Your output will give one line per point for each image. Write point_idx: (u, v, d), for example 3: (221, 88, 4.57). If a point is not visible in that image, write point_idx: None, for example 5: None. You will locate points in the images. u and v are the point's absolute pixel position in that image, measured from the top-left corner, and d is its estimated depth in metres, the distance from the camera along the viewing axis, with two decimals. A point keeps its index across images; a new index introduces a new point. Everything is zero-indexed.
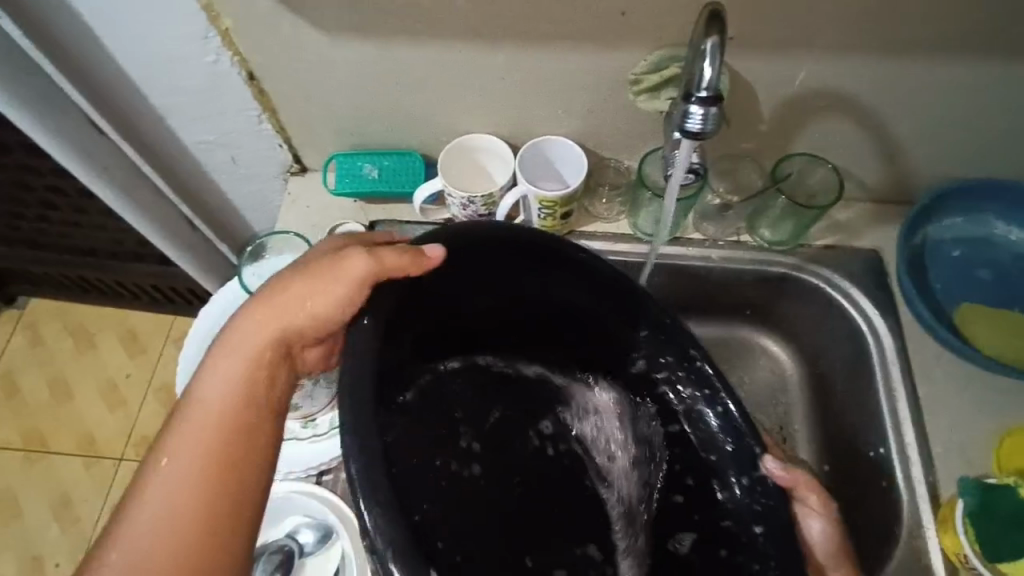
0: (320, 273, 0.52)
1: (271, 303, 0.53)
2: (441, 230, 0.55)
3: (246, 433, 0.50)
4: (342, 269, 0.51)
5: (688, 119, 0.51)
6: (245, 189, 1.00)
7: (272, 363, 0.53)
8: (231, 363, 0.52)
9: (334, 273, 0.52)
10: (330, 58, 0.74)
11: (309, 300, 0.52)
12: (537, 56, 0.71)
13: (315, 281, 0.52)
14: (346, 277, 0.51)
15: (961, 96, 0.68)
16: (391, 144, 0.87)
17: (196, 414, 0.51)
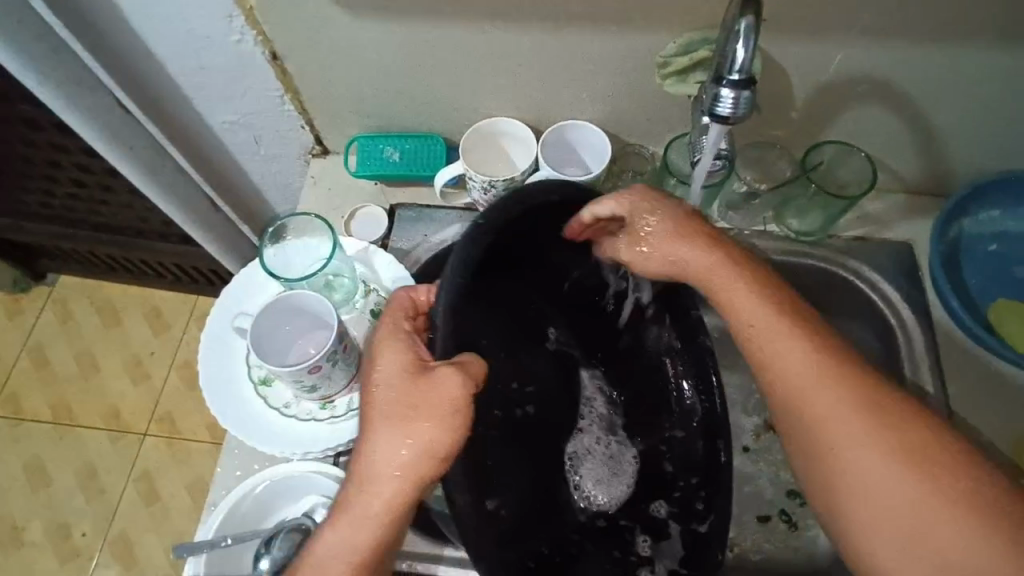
0: (436, 416, 0.48)
1: (394, 462, 0.49)
2: (488, 210, 0.51)
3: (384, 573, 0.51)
4: (449, 404, 0.48)
5: (719, 102, 0.49)
6: (267, 170, 1.00)
7: (404, 514, 0.50)
8: (358, 526, 0.49)
9: (433, 409, 0.48)
10: (354, 39, 0.74)
11: (431, 446, 0.48)
12: (563, 38, 0.69)
13: (431, 427, 0.48)
14: (456, 411, 0.48)
15: (1007, 85, 0.65)
16: (413, 127, 0.87)
17: None
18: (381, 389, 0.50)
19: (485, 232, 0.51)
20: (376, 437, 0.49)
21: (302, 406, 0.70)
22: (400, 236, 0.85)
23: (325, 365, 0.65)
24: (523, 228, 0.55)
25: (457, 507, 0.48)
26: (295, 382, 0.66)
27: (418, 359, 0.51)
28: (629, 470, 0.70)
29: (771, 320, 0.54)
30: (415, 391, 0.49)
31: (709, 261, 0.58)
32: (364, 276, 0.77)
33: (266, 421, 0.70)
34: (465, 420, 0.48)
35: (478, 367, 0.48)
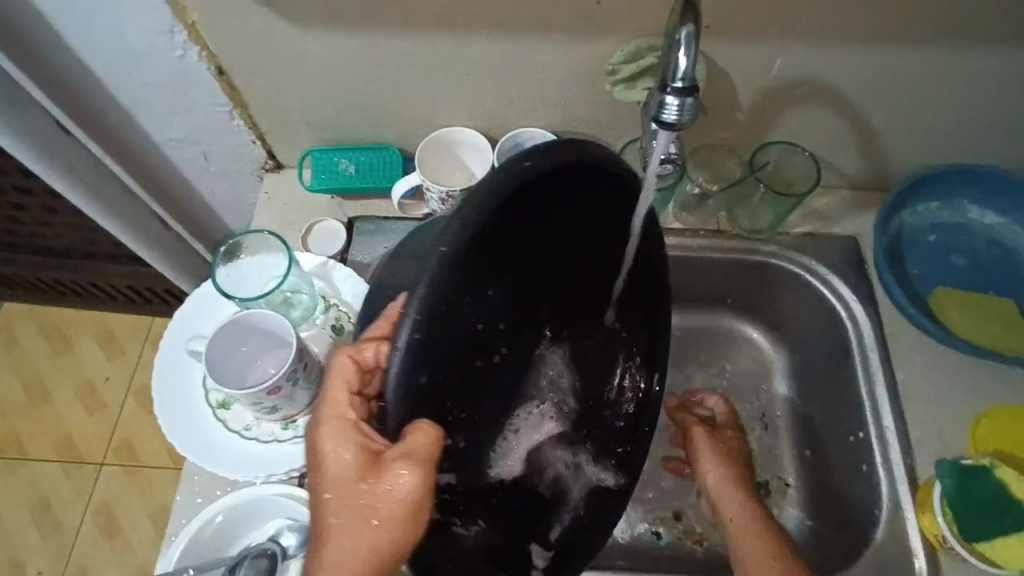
0: (393, 507, 0.48)
1: (359, 553, 0.49)
2: (512, 160, 0.46)
3: None
4: (406, 492, 0.48)
5: (664, 109, 0.50)
6: (218, 187, 0.98)
7: None
8: None
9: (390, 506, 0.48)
10: (303, 51, 0.73)
11: (391, 534, 0.49)
12: (513, 47, 0.70)
13: (392, 518, 0.48)
14: (414, 497, 0.48)
15: (936, 82, 0.69)
16: (368, 140, 0.86)
17: None
18: (338, 496, 0.50)
19: (487, 206, 0.45)
20: (338, 532, 0.49)
21: (264, 427, 0.69)
22: (359, 250, 0.84)
23: (285, 385, 0.64)
24: (521, 200, 0.50)
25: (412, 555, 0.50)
26: (254, 404, 0.64)
27: (372, 449, 0.50)
28: (568, 423, 0.73)
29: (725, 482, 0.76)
30: (371, 484, 0.49)
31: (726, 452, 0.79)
32: (323, 291, 0.76)
33: (228, 445, 0.68)
34: (423, 505, 0.49)
35: (432, 439, 0.47)
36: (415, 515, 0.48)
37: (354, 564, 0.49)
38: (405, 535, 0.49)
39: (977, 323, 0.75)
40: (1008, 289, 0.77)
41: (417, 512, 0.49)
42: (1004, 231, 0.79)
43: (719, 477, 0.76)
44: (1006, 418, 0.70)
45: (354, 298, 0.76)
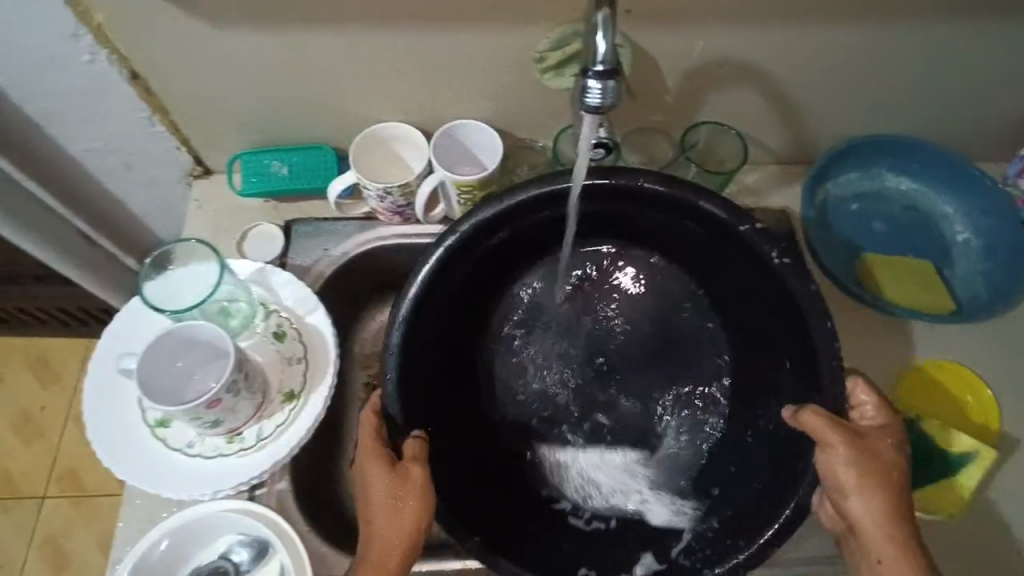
0: (400, 495, 0.56)
1: (384, 545, 0.56)
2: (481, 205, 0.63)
3: None
4: (414, 484, 0.57)
5: (587, 93, 0.51)
6: (145, 198, 0.93)
7: None
8: None
9: (400, 506, 0.56)
10: (220, 51, 0.70)
11: (399, 516, 0.56)
12: (438, 38, 0.69)
13: (401, 505, 0.56)
14: (418, 488, 0.57)
15: (846, 57, 0.72)
16: (300, 140, 0.84)
17: None
18: (367, 498, 0.58)
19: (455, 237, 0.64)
20: (370, 532, 0.57)
21: (207, 442, 0.66)
22: (299, 252, 0.82)
23: (225, 398, 0.62)
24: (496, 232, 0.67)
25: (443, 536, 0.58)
26: (194, 419, 0.62)
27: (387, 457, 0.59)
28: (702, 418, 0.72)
29: (885, 534, 0.55)
30: (387, 484, 0.57)
31: (883, 512, 0.55)
32: (262, 297, 0.74)
33: (170, 465, 0.65)
34: (428, 497, 0.57)
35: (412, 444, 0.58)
36: (424, 501, 0.57)
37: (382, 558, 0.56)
38: (414, 532, 0.56)
39: (903, 285, 0.79)
40: (924, 251, 0.82)
41: (426, 508, 0.57)
42: (918, 197, 0.83)
43: (865, 480, 0.55)
44: (930, 371, 0.74)
45: (295, 302, 0.74)
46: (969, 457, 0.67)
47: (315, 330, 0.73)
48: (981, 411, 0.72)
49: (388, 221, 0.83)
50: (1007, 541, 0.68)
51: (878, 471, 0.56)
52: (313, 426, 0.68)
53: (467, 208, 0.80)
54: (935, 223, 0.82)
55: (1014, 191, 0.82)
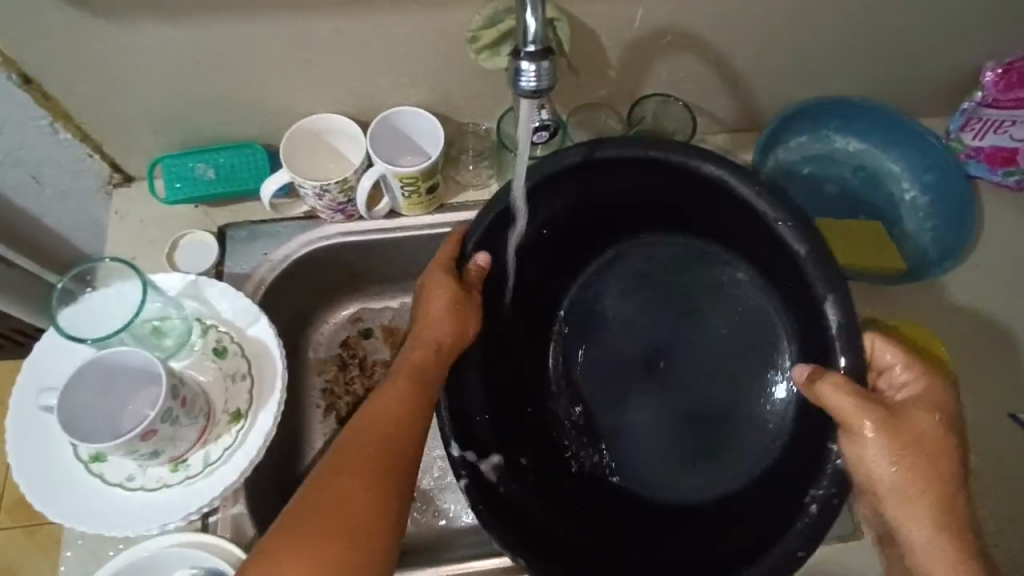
0: (450, 305, 0.60)
1: (424, 335, 0.60)
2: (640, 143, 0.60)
3: (412, 405, 0.57)
4: (462, 299, 0.61)
5: (522, 76, 0.48)
6: (61, 211, 0.85)
7: (424, 395, 0.58)
8: (395, 394, 0.57)
9: (456, 322, 0.60)
10: (119, 47, 0.64)
11: (443, 320, 0.60)
12: (360, 22, 0.64)
13: (451, 307, 0.60)
14: (452, 305, 0.60)
15: (787, 18, 0.70)
16: (224, 139, 0.78)
17: (364, 433, 0.55)
18: (430, 307, 0.60)
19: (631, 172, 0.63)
20: (425, 310, 0.60)
21: (150, 473, 0.62)
22: (236, 259, 0.77)
23: (161, 427, 0.57)
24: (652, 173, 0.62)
25: (440, 325, 0.60)
26: (129, 454, 0.58)
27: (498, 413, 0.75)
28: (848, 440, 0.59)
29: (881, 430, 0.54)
30: (436, 275, 0.61)
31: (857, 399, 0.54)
32: (197, 312, 0.69)
33: (110, 501, 0.61)
34: (464, 318, 0.61)
35: (484, 260, 0.61)
36: (459, 298, 0.60)
37: (419, 347, 0.59)
38: (456, 336, 0.61)
39: (862, 248, 0.78)
40: (874, 211, 0.82)
41: (462, 321, 0.61)
42: (868, 157, 0.83)
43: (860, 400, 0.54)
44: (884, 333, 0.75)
45: (233, 314, 0.69)
46: None
47: (258, 341, 0.68)
48: None
49: (331, 220, 0.79)
50: None
51: (931, 469, 0.55)
52: (263, 445, 0.64)
53: (412, 199, 0.76)
54: (883, 183, 0.83)
55: (957, 144, 0.82)
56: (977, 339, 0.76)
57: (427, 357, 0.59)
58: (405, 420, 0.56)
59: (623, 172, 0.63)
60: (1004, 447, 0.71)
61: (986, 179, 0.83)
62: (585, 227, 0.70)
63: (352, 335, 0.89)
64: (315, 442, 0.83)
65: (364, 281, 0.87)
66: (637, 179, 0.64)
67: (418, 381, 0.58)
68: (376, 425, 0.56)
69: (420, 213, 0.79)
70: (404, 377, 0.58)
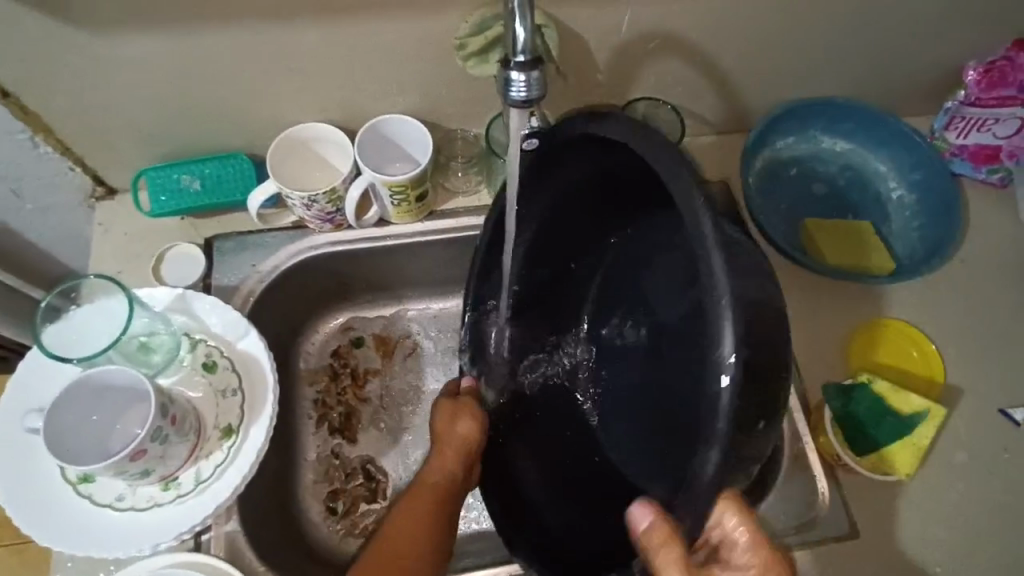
0: (459, 410, 0.66)
1: (439, 447, 0.65)
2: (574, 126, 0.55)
3: (435, 511, 0.61)
4: (470, 416, 0.66)
5: (512, 86, 0.48)
6: (43, 226, 0.84)
7: (447, 502, 0.62)
8: (417, 508, 0.61)
9: (458, 424, 0.65)
10: (101, 59, 0.63)
11: (458, 425, 0.65)
12: (347, 31, 0.64)
13: (461, 412, 0.66)
14: (464, 411, 0.66)
15: (774, 20, 0.71)
16: (210, 150, 0.77)
17: (392, 549, 0.58)
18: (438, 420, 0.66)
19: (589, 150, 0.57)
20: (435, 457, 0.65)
21: (140, 493, 0.61)
22: (224, 271, 0.76)
23: (150, 446, 0.56)
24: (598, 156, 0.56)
25: (454, 426, 0.65)
26: (119, 474, 0.56)
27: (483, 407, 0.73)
28: None
29: None
30: (445, 403, 0.67)
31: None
32: (185, 326, 0.68)
33: (100, 522, 0.60)
34: (476, 421, 0.66)
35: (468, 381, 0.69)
36: (467, 404, 0.66)
37: (435, 461, 0.64)
38: (470, 442, 0.65)
39: (850, 248, 0.79)
40: (862, 210, 0.82)
41: (476, 430, 0.66)
42: (854, 156, 0.83)
43: None
44: (874, 333, 0.76)
45: (222, 328, 0.68)
46: (921, 416, 0.69)
47: (248, 355, 0.68)
48: (926, 366, 0.74)
49: (320, 230, 0.78)
50: (953, 487, 0.70)
51: None
52: (256, 460, 0.63)
53: (402, 208, 0.76)
54: (870, 182, 0.83)
55: (941, 143, 0.83)
56: (965, 336, 0.77)
57: (450, 464, 0.64)
58: (434, 539, 0.59)
59: (609, 148, 0.56)
60: (993, 442, 0.72)
61: (970, 177, 0.84)
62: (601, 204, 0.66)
63: (344, 344, 0.88)
64: (308, 454, 0.82)
65: (355, 290, 0.86)
66: (598, 159, 0.58)
67: (440, 493, 0.62)
68: (399, 531, 0.59)
69: (410, 221, 0.78)
70: (423, 493, 0.62)
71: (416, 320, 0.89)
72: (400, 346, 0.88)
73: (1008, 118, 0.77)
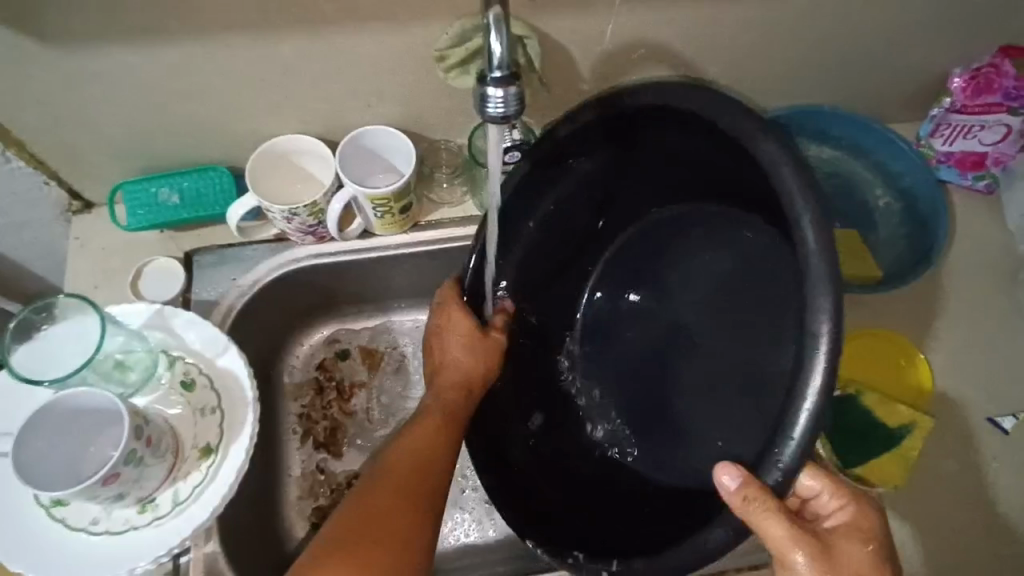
0: (472, 333, 0.64)
1: (445, 369, 0.63)
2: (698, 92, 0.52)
3: (441, 433, 0.59)
4: (483, 338, 0.64)
5: (488, 102, 0.47)
6: (18, 241, 0.82)
7: (452, 423, 0.61)
8: (422, 429, 0.59)
9: (472, 347, 0.64)
10: (71, 74, 0.61)
11: (466, 349, 0.64)
12: (325, 43, 0.63)
13: (473, 336, 0.64)
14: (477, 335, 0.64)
15: (757, 31, 0.70)
16: (188, 163, 0.75)
17: (401, 468, 0.56)
18: (450, 335, 0.64)
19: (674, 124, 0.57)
20: (449, 365, 0.64)
21: (115, 516, 0.59)
22: (204, 286, 0.75)
23: (125, 469, 0.55)
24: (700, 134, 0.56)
25: (467, 351, 0.64)
26: (92, 498, 0.55)
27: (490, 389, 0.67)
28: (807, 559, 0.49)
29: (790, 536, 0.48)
30: (459, 318, 0.64)
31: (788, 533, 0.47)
32: (163, 344, 0.67)
33: (75, 547, 0.58)
34: (487, 346, 0.64)
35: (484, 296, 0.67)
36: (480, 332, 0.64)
37: (443, 385, 0.63)
38: (482, 364, 0.64)
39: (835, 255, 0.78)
40: (849, 217, 0.82)
41: (489, 352, 0.64)
42: (841, 164, 0.83)
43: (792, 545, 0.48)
44: (865, 342, 0.75)
45: (200, 345, 0.67)
46: (908, 429, 0.69)
47: (227, 371, 0.66)
48: (915, 376, 0.73)
49: (302, 243, 0.76)
50: (942, 493, 0.70)
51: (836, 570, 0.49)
52: (236, 479, 0.62)
53: (386, 220, 0.75)
54: (858, 190, 0.83)
55: (927, 150, 0.83)
56: (954, 344, 0.77)
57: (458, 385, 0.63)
58: (433, 462, 0.57)
59: (685, 124, 0.56)
60: (983, 448, 0.72)
61: (956, 184, 0.84)
62: (709, 191, 0.65)
63: (329, 357, 0.87)
64: (293, 469, 0.81)
65: (339, 301, 0.85)
66: (704, 150, 0.58)
67: (443, 420, 0.60)
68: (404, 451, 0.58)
69: (395, 232, 0.77)
70: (432, 416, 0.61)
71: (402, 330, 0.88)
72: (387, 358, 0.87)
73: (994, 125, 0.77)
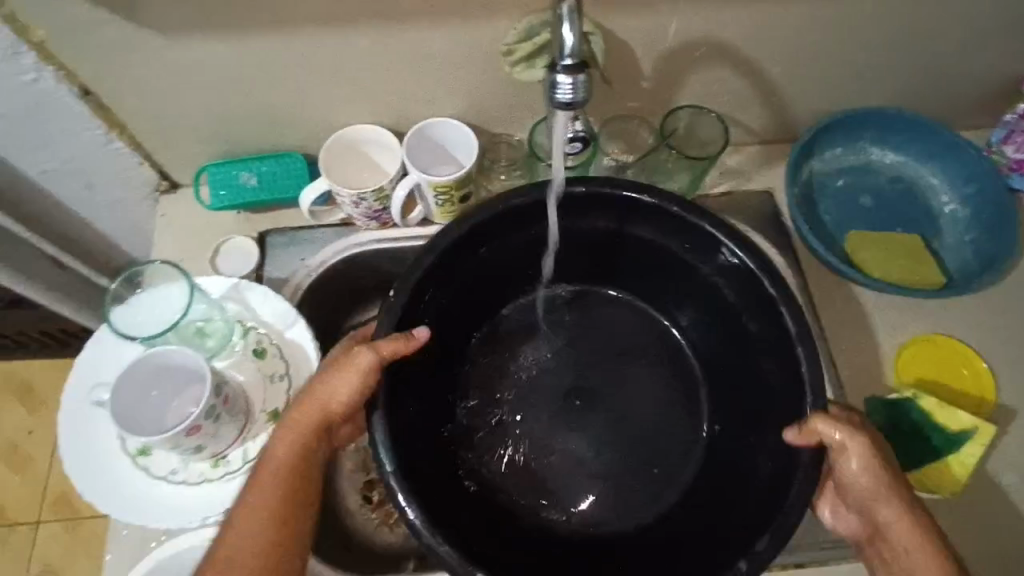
0: (342, 368, 0.57)
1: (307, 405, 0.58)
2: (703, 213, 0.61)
3: (301, 475, 0.57)
4: (351, 372, 0.57)
5: (558, 88, 0.49)
6: (111, 218, 0.89)
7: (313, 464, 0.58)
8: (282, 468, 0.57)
9: (337, 380, 0.57)
10: (171, 61, 0.67)
11: (336, 390, 0.57)
12: (401, 36, 0.66)
13: (342, 375, 0.57)
14: (350, 372, 0.57)
15: (821, 30, 0.70)
16: (267, 149, 0.81)
17: (261, 505, 0.56)
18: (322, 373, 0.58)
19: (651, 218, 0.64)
20: (313, 405, 0.58)
21: (192, 468, 0.64)
22: (276, 265, 0.80)
23: (205, 423, 0.60)
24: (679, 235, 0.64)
25: (336, 390, 0.57)
26: (174, 448, 0.60)
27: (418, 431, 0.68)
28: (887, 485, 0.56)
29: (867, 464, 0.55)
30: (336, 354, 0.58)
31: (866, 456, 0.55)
32: (239, 314, 0.72)
33: (157, 494, 0.63)
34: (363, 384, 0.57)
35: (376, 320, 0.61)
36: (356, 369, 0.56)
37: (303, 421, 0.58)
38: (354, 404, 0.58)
39: (891, 261, 0.77)
40: (912, 223, 0.80)
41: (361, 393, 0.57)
42: (906, 169, 0.82)
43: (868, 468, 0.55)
44: (925, 346, 0.74)
45: (273, 318, 0.71)
46: (969, 434, 0.67)
47: (295, 343, 0.70)
48: (975, 380, 0.72)
49: (366, 228, 0.80)
50: (1001, 510, 0.68)
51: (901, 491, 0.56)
52: None
53: (445, 207, 0.78)
54: (921, 196, 0.81)
55: (998, 157, 0.80)
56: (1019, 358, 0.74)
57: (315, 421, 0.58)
58: (284, 509, 0.56)
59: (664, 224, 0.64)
60: None
61: None
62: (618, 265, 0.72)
63: None
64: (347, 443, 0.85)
65: None
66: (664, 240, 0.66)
67: (296, 461, 0.57)
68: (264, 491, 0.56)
69: None
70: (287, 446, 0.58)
71: None
72: None
73: None
